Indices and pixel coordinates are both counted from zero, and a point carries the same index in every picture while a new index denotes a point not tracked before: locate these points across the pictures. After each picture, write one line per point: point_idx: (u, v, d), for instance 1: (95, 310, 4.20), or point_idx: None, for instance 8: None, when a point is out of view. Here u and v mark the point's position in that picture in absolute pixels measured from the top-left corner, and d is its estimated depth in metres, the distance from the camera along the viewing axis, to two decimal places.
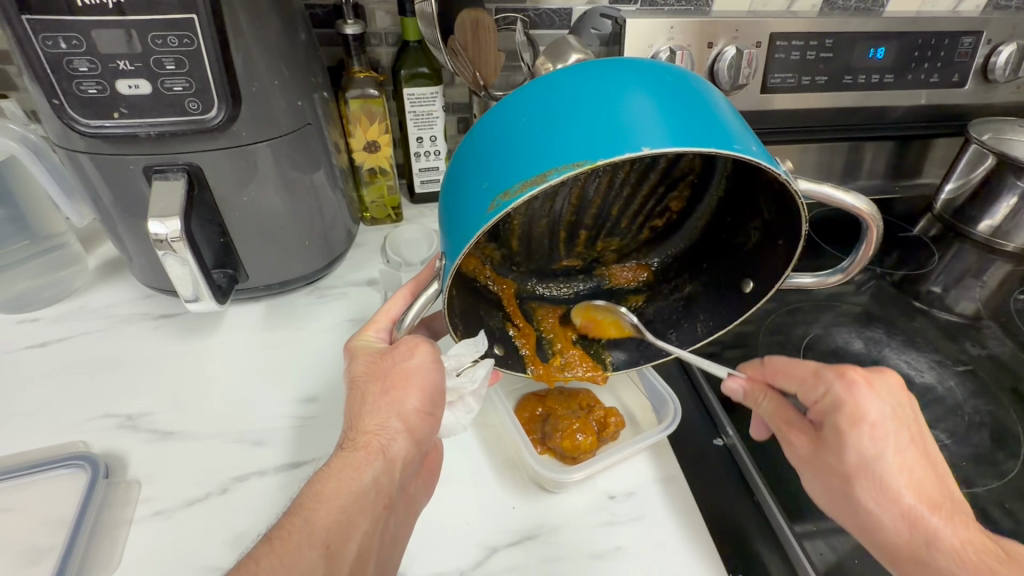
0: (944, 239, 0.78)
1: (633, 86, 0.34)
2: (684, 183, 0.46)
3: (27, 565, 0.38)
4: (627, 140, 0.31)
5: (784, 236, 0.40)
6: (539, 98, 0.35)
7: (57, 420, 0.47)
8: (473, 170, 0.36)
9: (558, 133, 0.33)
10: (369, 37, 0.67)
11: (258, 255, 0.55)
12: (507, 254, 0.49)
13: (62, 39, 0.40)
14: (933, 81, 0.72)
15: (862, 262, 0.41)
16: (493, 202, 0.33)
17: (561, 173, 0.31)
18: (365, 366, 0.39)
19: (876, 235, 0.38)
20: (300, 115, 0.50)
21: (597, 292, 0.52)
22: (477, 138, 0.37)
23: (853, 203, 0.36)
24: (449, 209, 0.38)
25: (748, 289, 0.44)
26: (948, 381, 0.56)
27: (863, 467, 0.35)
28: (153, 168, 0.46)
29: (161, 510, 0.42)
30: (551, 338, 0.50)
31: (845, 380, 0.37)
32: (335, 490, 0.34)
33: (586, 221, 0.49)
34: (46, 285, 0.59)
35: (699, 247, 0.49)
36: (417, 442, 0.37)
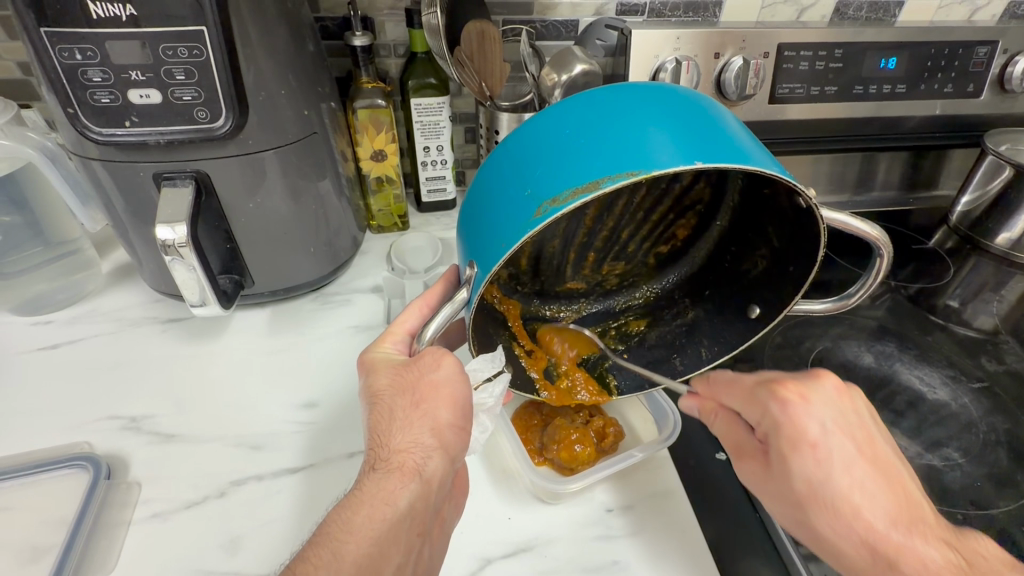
0: (960, 251, 0.76)
1: (669, 107, 0.35)
2: (692, 212, 0.48)
3: (27, 564, 0.39)
4: (679, 154, 0.31)
5: (793, 262, 0.41)
6: (579, 112, 0.36)
7: (64, 420, 0.48)
8: (512, 179, 0.36)
9: (605, 144, 0.33)
10: (379, 48, 0.68)
11: (263, 261, 0.56)
12: (516, 273, 0.47)
13: (77, 50, 0.41)
14: (948, 91, 0.71)
15: (869, 292, 0.41)
16: (539, 209, 0.33)
17: (616, 181, 0.31)
18: (389, 379, 0.38)
19: (887, 265, 0.39)
20: (307, 124, 0.51)
21: (606, 314, 0.53)
22: (511, 149, 0.37)
23: (869, 232, 0.36)
24: (478, 221, 0.37)
25: (753, 315, 0.45)
26: (963, 398, 0.54)
27: (812, 492, 0.35)
28: (162, 175, 0.47)
29: (159, 512, 0.42)
30: (558, 361, 0.50)
31: (778, 400, 0.37)
32: (367, 519, 0.33)
33: (597, 243, 0.49)
34: (60, 288, 0.61)
35: (701, 275, 0.50)
36: (450, 461, 0.37)
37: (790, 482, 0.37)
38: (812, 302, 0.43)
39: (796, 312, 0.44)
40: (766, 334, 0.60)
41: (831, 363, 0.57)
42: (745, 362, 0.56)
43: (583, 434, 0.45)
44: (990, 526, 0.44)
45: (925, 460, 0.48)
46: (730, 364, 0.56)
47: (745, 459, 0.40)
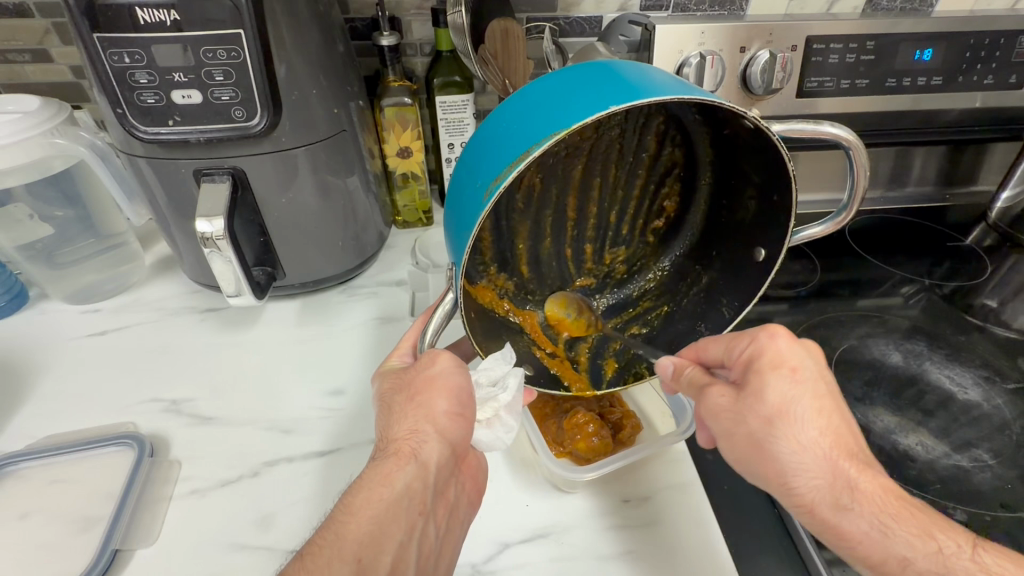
0: (1000, 249, 0.74)
1: (589, 76, 0.37)
2: (673, 176, 0.48)
3: (79, 533, 0.42)
4: (595, 106, 0.33)
5: (778, 194, 0.41)
6: (507, 106, 0.39)
7: (112, 401, 0.52)
8: (470, 177, 0.39)
9: (530, 121, 0.35)
10: (405, 48, 0.70)
11: (295, 255, 0.58)
12: (520, 282, 0.50)
13: (126, 54, 0.44)
14: (987, 83, 0.69)
15: (863, 186, 0.41)
16: (487, 191, 0.35)
17: (541, 145, 0.33)
18: (390, 382, 0.40)
19: (863, 156, 0.39)
20: (337, 122, 0.53)
21: (624, 303, 0.54)
22: (468, 152, 0.40)
23: (833, 132, 0.37)
24: (452, 223, 0.40)
25: (761, 258, 0.45)
26: (996, 400, 0.53)
27: (780, 406, 0.36)
28: (202, 171, 0.50)
29: (197, 489, 0.44)
30: (578, 358, 0.51)
31: (767, 330, 0.39)
32: (366, 500, 0.34)
33: (588, 236, 0.51)
34: (108, 279, 0.65)
35: (705, 238, 0.50)
36: (448, 444, 0.38)
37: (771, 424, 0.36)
38: (807, 227, 0.44)
39: (798, 241, 0.45)
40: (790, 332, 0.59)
41: (857, 362, 0.56)
42: None
43: (597, 423, 0.46)
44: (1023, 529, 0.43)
45: (953, 461, 0.47)
46: None
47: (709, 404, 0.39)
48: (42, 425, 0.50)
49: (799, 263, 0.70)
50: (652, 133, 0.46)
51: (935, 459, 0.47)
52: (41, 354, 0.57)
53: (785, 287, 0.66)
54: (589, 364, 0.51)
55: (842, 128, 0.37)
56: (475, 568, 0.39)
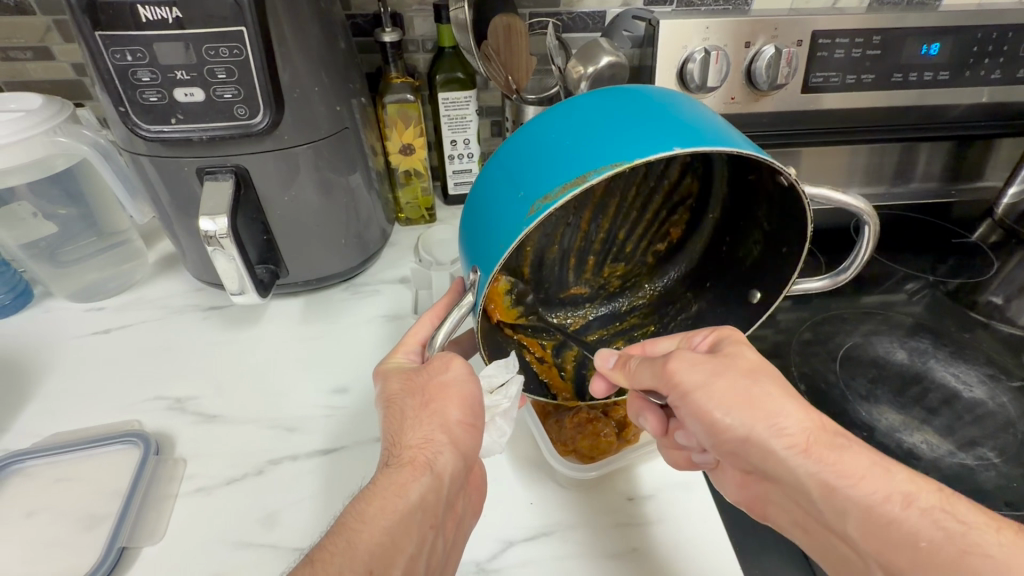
0: (1006, 245, 0.73)
1: (641, 107, 0.37)
2: (684, 207, 0.51)
3: (86, 530, 0.42)
4: (660, 143, 0.33)
5: (788, 243, 0.42)
6: (563, 124, 0.38)
7: (117, 399, 0.52)
8: (508, 187, 0.37)
9: (589, 145, 0.35)
10: (408, 44, 0.69)
11: (298, 253, 0.58)
12: (519, 280, 0.50)
13: (128, 52, 0.44)
14: (994, 78, 0.68)
15: (866, 257, 0.41)
16: (532, 207, 0.34)
17: (601, 174, 0.32)
18: (401, 384, 0.40)
19: (875, 233, 0.40)
20: (339, 120, 0.53)
21: (612, 316, 0.54)
22: (506, 161, 0.39)
23: (852, 203, 0.36)
24: (479, 230, 0.39)
25: (755, 300, 0.47)
26: (1001, 398, 0.53)
27: (759, 364, 0.39)
28: (205, 170, 0.50)
29: (202, 486, 0.45)
30: (565, 365, 0.50)
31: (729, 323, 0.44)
32: (380, 510, 0.34)
33: (595, 247, 0.53)
34: (111, 277, 0.65)
35: (701, 268, 0.52)
36: (461, 455, 0.38)
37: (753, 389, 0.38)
38: (807, 281, 0.44)
39: (795, 292, 0.45)
40: (793, 330, 0.59)
41: (861, 360, 0.56)
42: (771, 360, 0.56)
43: (604, 424, 0.47)
44: None
45: (957, 459, 0.47)
46: None
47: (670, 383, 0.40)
48: (48, 423, 0.50)
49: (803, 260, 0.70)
50: (676, 163, 0.49)
51: (939, 457, 0.47)
52: (46, 352, 0.57)
53: None
54: (574, 373, 0.50)
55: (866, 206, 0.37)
56: (478, 566, 0.39)
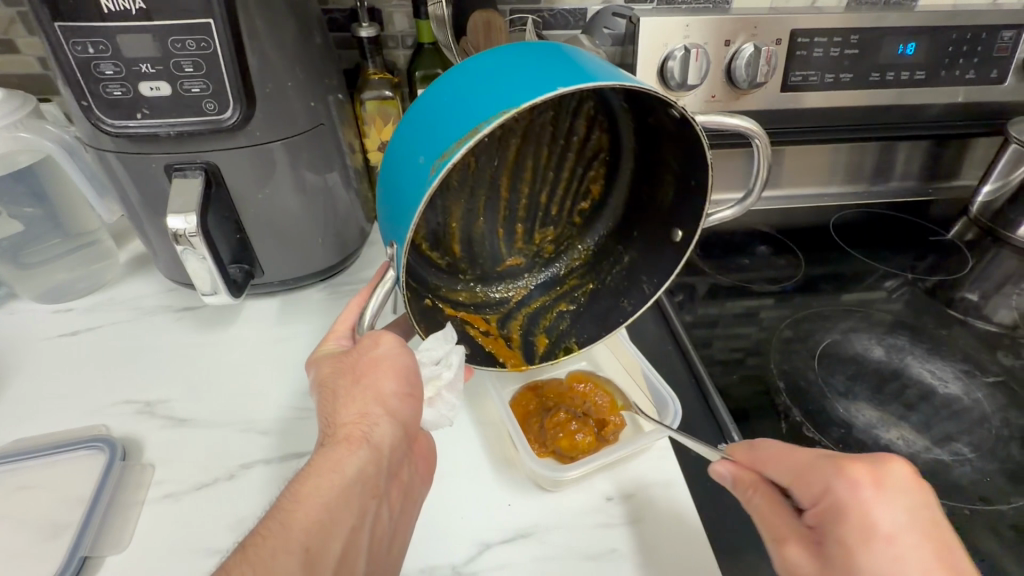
0: (981, 243, 0.74)
1: (526, 58, 0.37)
2: (598, 161, 0.51)
3: (48, 539, 0.40)
4: (544, 87, 0.33)
5: (696, 176, 0.42)
6: (450, 85, 0.38)
7: (83, 403, 0.50)
8: (410, 154, 0.38)
9: (476, 100, 0.35)
10: (387, 40, 0.68)
11: (273, 253, 0.57)
12: (452, 261, 0.50)
13: (90, 44, 0.42)
14: (969, 78, 0.69)
15: (766, 168, 0.43)
16: (432, 167, 0.35)
17: (490, 123, 0.33)
18: (331, 367, 0.39)
19: (766, 146, 0.42)
20: (314, 116, 0.52)
21: (552, 282, 0.54)
22: (406, 131, 0.39)
23: (739, 123, 0.39)
24: (391, 202, 0.39)
25: (679, 238, 0.46)
26: (976, 393, 0.53)
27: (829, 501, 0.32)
28: (173, 167, 0.48)
29: (171, 493, 0.43)
30: (512, 335, 0.51)
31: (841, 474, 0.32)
32: (314, 488, 0.33)
33: (519, 213, 0.51)
34: (80, 278, 0.63)
35: (627, 219, 0.51)
36: (400, 425, 0.37)
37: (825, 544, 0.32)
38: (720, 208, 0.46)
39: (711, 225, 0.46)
40: (773, 329, 0.59)
41: (840, 356, 0.56)
42: (751, 357, 0.56)
43: (582, 423, 0.46)
44: (1001, 521, 0.43)
45: (934, 454, 0.47)
46: (740, 358, 0.55)
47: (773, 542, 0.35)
48: (10, 428, 0.48)
49: (784, 258, 0.70)
50: (581, 118, 0.48)
51: (916, 453, 0.48)
52: (10, 355, 0.55)
53: (771, 282, 0.66)
54: (521, 342, 0.50)
55: (745, 119, 0.40)
56: (455, 570, 0.39)
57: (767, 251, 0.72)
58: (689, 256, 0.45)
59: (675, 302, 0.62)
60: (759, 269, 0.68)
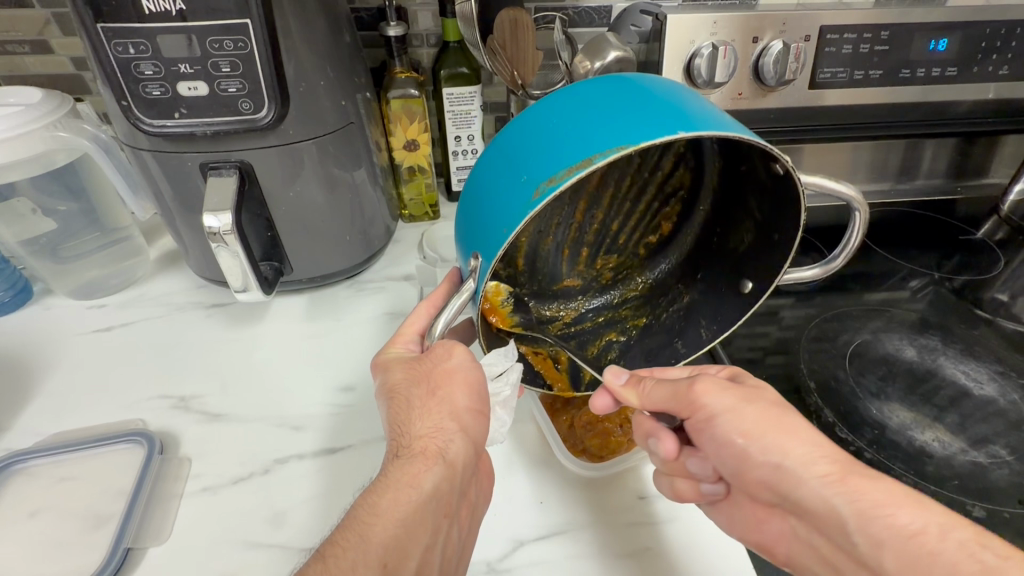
0: (1012, 242, 0.73)
1: (641, 95, 0.37)
2: (676, 198, 0.51)
3: (90, 530, 0.41)
4: (664, 127, 0.33)
5: (779, 228, 0.42)
6: (561, 109, 0.38)
7: (120, 397, 0.51)
8: (510, 171, 0.37)
9: (591, 131, 0.35)
10: (411, 39, 0.69)
11: (303, 250, 0.58)
12: (513, 273, 0.49)
13: (131, 45, 0.43)
14: (1001, 74, 0.67)
15: (854, 246, 0.42)
16: (538, 189, 0.34)
17: (607, 156, 0.32)
18: (404, 373, 0.39)
19: (864, 226, 0.41)
20: (344, 114, 0.53)
21: (604, 307, 0.53)
22: (508, 145, 0.39)
23: (846, 190, 0.38)
24: (480, 214, 0.39)
25: (747, 290, 0.46)
26: (1011, 395, 0.52)
27: (747, 375, 0.43)
28: (208, 165, 0.49)
29: (208, 486, 0.44)
30: (560, 355, 0.48)
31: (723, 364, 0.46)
32: (393, 502, 0.34)
33: (589, 238, 0.51)
34: (113, 274, 0.64)
35: (692, 259, 0.51)
36: (471, 441, 0.38)
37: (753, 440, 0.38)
38: (800, 269, 0.44)
39: (786, 279, 0.44)
40: (801, 328, 0.59)
41: (871, 357, 0.56)
42: (779, 355, 0.56)
43: (613, 423, 0.48)
44: None
45: (969, 457, 0.47)
46: (764, 357, 0.55)
47: (748, 388, 0.40)
48: (52, 421, 0.50)
49: (810, 257, 0.70)
50: (670, 153, 0.48)
51: (951, 454, 0.47)
52: (47, 350, 0.57)
53: (798, 281, 0.66)
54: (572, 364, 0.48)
55: (850, 186, 0.38)
56: (490, 566, 0.39)
57: None
58: (756, 309, 0.46)
59: None
60: None
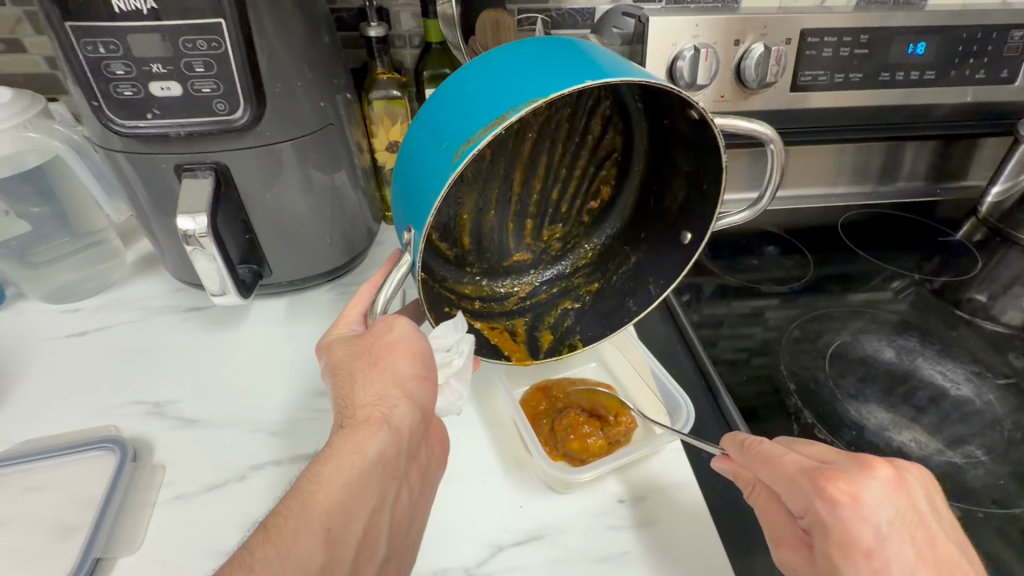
0: (990, 244, 0.74)
1: (550, 53, 0.37)
2: (611, 161, 0.50)
3: (59, 541, 0.40)
4: (573, 79, 0.34)
5: (706, 178, 0.43)
6: (474, 73, 0.38)
7: (92, 404, 0.50)
8: (432, 140, 0.38)
9: (501, 91, 0.36)
10: (394, 39, 0.68)
11: (281, 253, 0.57)
12: (460, 253, 0.50)
13: (101, 44, 0.42)
14: (979, 78, 0.68)
15: (775, 182, 0.44)
16: (457, 152, 0.35)
17: (518, 111, 0.33)
18: (345, 351, 0.39)
19: (782, 151, 0.42)
20: (323, 115, 0.52)
21: (558, 279, 0.54)
22: (428, 117, 0.39)
23: (758, 128, 0.40)
24: (410, 187, 0.39)
25: (686, 241, 0.46)
26: (987, 395, 0.53)
27: (850, 542, 0.31)
28: (183, 167, 0.48)
29: (182, 494, 0.43)
30: (516, 329, 0.51)
31: (825, 498, 0.32)
32: (335, 470, 0.33)
33: (530, 210, 0.51)
34: (87, 278, 0.63)
35: (635, 219, 0.52)
36: (418, 408, 0.37)
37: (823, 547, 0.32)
38: (729, 214, 0.46)
39: (721, 227, 0.46)
40: (782, 329, 0.59)
41: (850, 357, 0.56)
42: (761, 357, 0.56)
43: (594, 426, 0.46)
44: (1014, 526, 0.43)
45: (946, 457, 0.47)
46: (746, 358, 0.55)
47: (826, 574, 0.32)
48: (21, 429, 0.48)
49: (793, 258, 0.70)
50: (597, 117, 0.48)
51: (929, 455, 0.47)
52: (18, 356, 0.55)
53: (779, 282, 0.66)
54: (526, 337, 0.51)
55: (762, 128, 0.41)
56: (468, 571, 0.38)
57: (775, 251, 0.71)
58: (695, 259, 0.46)
59: (682, 302, 0.61)
60: (768, 270, 0.68)
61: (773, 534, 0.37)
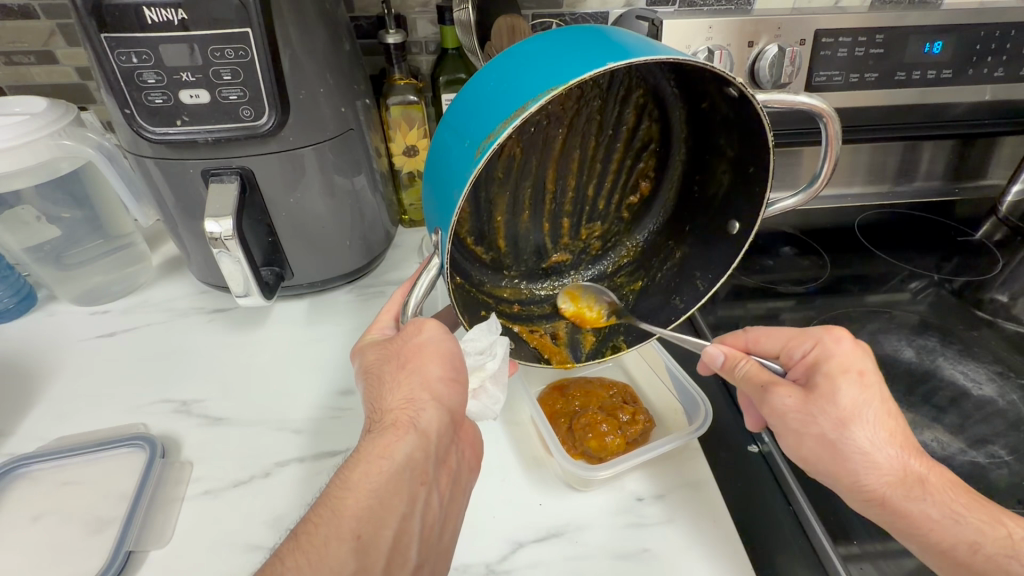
0: (1011, 243, 0.73)
1: (570, 42, 0.37)
2: (648, 152, 0.50)
3: (92, 534, 0.42)
4: (593, 63, 0.34)
5: (752, 160, 0.42)
6: (495, 71, 0.39)
7: (122, 402, 0.52)
8: (457, 138, 0.39)
9: (522, 83, 0.36)
10: (411, 46, 0.70)
11: (303, 255, 0.58)
12: (497, 257, 0.51)
13: (134, 54, 0.44)
14: (998, 76, 0.67)
15: (833, 159, 0.41)
16: (479, 148, 0.36)
17: (538, 101, 0.33)
18: (377, 354, 0.40)
19: (836, 128, 0.40)
20: (344, 120, 0.53)
21: (598, 279, 0.56)
22: (454, 118, 0.40)
23: (808, 102, 0.38)
24: (438, 186, 0.40)
25: (735, 231, 0.45)
26: (1010, 395, 0.52)
27: (843, 366, 0.39)
28: (210, 172, 0.50)
29: (209, 490, 0.44)
30: (557, 333, 0.52)
31: (831, 334, 0.41)
32: (364, 474, 0.34)
33: (566, 209, 0.52)
34: (115, 281, 0.65)
35: (677, 213, 0.51)
36: (446, 411, 0.38)
37: (811, 385, 0.40)
38: (782, 198, 0.44)
39: (773, 214, 0.44)
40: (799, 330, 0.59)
41: None
42: None
43: (612, 424, 0.46)
44: None
45: (969, 457, 0.47)
46: None
47: (821, 390, 0.38)
48: (55, 426, 0.50)
49: (809, 259, 0.70)
50: (631, 105, 0.47)
51: (950, 455, 0.47)
52: (51, 356, 0.57)
53: (795, 283, 0.66)
54: (567, 339, 0.52)
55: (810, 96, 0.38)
56: (489, 568, 0.39)
57: (791, 252, 0.71)
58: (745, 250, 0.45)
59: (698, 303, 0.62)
60: (783, 271, 0.68)
61: (763, 385, 0.40)
